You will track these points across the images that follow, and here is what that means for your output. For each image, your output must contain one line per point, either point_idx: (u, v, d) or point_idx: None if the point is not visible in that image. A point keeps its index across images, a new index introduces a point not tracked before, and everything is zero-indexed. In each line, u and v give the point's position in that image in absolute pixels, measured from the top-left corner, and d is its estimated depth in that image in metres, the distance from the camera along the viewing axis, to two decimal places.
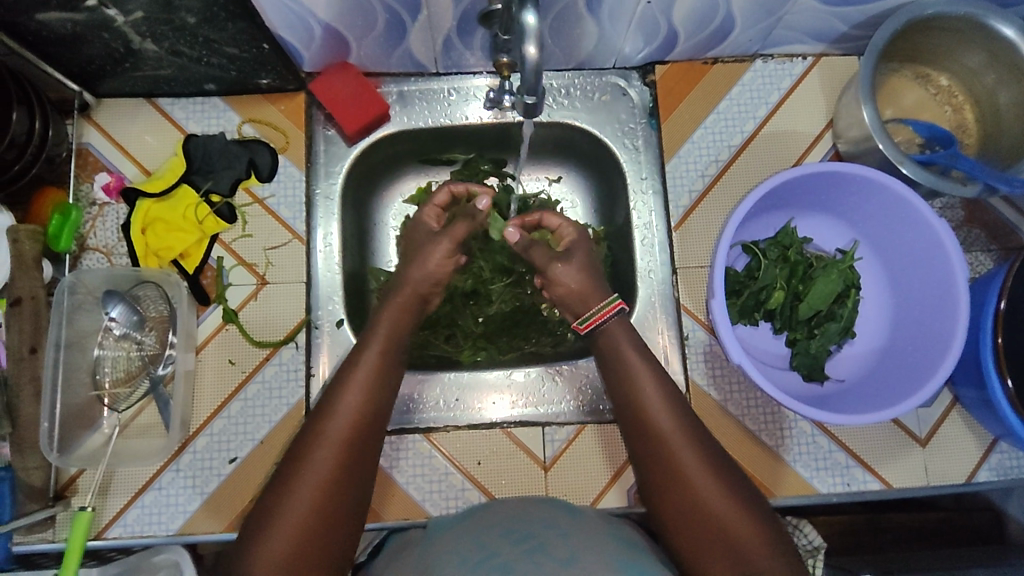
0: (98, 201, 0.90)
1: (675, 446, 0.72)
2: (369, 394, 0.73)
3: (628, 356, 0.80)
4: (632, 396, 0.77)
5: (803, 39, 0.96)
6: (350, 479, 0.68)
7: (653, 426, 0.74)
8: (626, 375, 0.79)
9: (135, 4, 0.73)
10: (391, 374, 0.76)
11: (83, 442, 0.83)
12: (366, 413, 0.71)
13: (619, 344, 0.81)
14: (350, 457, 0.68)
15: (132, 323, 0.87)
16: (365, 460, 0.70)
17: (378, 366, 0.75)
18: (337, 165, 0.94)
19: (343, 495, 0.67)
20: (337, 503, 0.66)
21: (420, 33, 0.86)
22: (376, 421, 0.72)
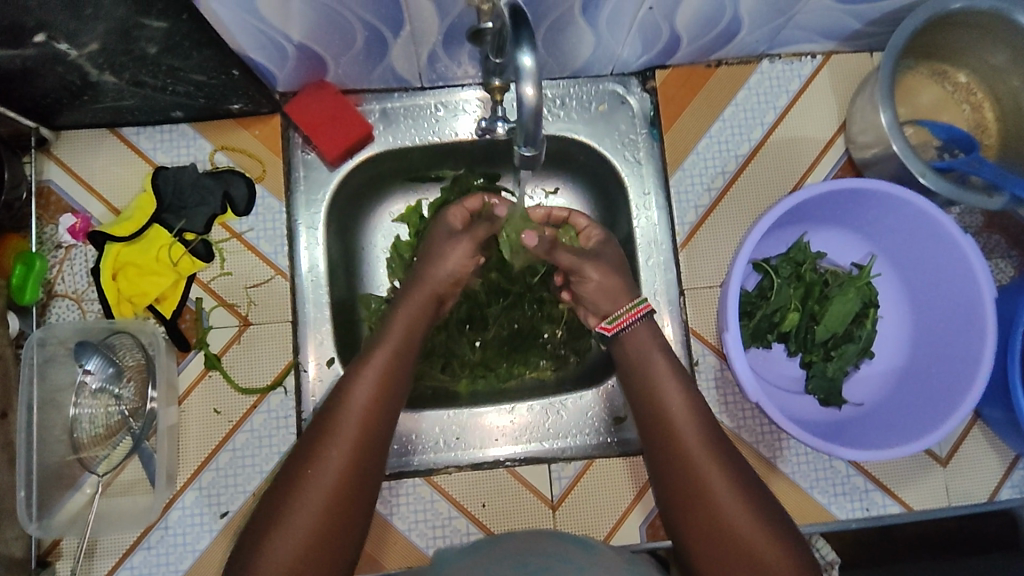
0: (63, 243, 0.84)
1: (692, 461, 0.69)
2: (368, 419, 0.68)
3: (649, 364, 0.77)
4: (651, 405, 0.74)
5: (813, 38, 0.89)
6: (348, 512, 0.64)
7: (672, 439, 0.71)
8: (644, 382, 0.76)
9: (89, 36, 0.66)
10: (393, 393, 0.71)
11: (63, 504, 0.78)
12: (365, 439, 0.67)
13: (644, 352, 0.78)
14: (346, 489, 0.64)
15: (109, 375, 0.81)
16: (364, 491, 0.66)
17: (378, 386, 0.70)
18: (318, 193, 0.88)
19: (339, 530, 0.63)
20: (332, 539, 0.63)
21: (403, 49, 0.79)
22: (376, 448, 0.67)
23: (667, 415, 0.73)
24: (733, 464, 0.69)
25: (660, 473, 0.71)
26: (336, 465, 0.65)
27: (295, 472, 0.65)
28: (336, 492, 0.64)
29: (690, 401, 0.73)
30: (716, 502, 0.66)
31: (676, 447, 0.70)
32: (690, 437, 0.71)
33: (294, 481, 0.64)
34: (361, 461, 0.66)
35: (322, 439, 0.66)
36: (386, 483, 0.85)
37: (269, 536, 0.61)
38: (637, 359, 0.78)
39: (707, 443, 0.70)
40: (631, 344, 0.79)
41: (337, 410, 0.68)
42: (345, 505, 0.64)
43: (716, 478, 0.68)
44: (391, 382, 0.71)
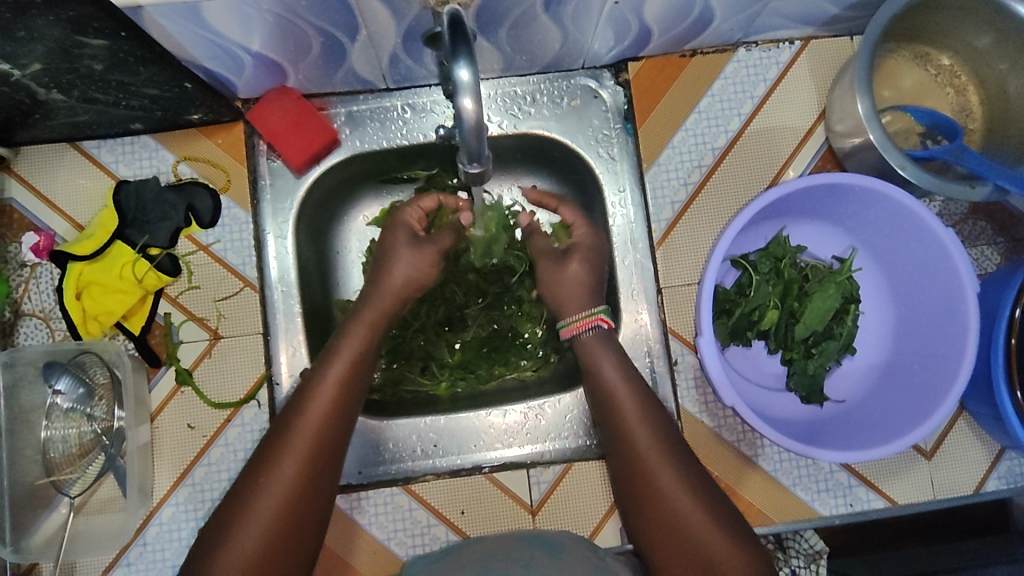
0: (28, 262, 0.82)
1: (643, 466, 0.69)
2: (319, 432, 0.68)
3: (601, 369, 0.76)
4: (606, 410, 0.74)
5: (790, 24, 0.86)
6: (302, 525, 0.65)
7: (624, 444, 0.71)
8: (597, 386, 0.76)
9: (29, 56, 0.64)
10: (348, 403, 0.70)
11: (40, 525, 0.78)
12: (317, 452, 0.67)
13: (595, 352, 0.77)
14: (300, 502, 0.65)
15: (80, 396, 0.80)
16: (318, 502, 0.66)
17: (332, 396, 0.69)
18: (285, 201, 0.86)
19: (293, 542, 0.64)
20: (286, 553, 0.63)
21: (361, 52, 0.77)
22: (330, 460, 0.67)
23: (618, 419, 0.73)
24: (684, 468, 0.69)
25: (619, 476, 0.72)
26: (288, 479, 0.65)
27: (247, 486, 0.65)
28: (289, 506, 0.64)
29: (644, 403, 0.73)
30: (664, 508, 0.67)
31: (627, 452, 0.71)
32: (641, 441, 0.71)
33: (246, 497, 0.64)
34: (315, 474, 0.66)
35: (274, 453, 0.66)
36: (363, 493, 0.85)
37: (219, 557, 0.61)
38: (589, 359, 0.77)
39: (656, 447, 0.70)
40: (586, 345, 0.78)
41: (290, 423, 0.67)
42: (298, 519, 0.64)
43: (667, 481, 0.68)
44: (346, 392, 0.70)
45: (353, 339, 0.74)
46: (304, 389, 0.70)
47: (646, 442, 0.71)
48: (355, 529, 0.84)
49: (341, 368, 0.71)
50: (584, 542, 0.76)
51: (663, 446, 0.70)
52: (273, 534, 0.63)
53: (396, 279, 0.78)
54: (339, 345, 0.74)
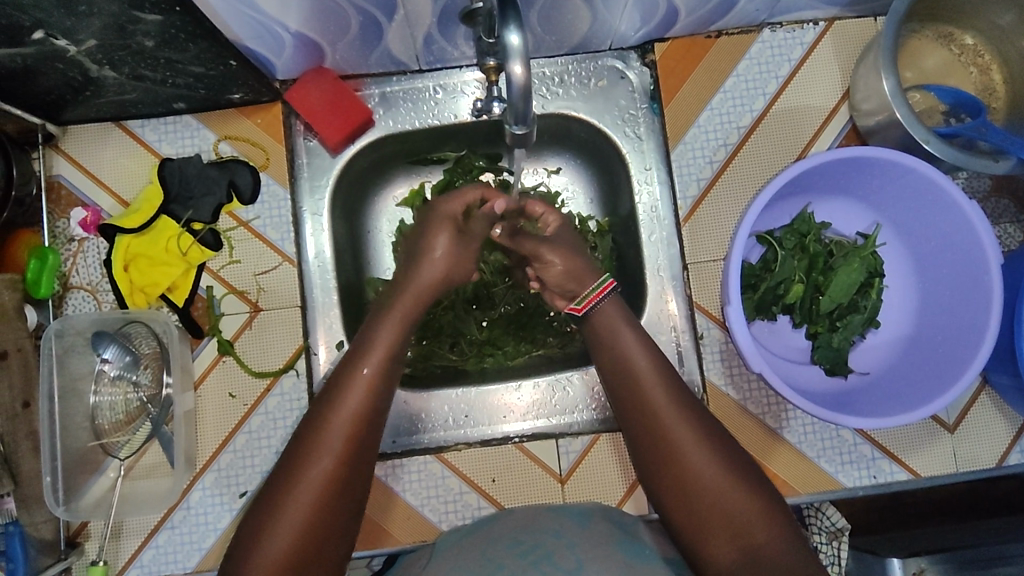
0: (76, 236, 0.86)
1: (668, 441, 0.68)
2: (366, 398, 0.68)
3: (625, 342, 0.76)
4: (620, 390, 0.74)
5: (815, 5, 0.88)
6: (346, 497, 0.65)
7: (649, 419, 0.70)
8: (614, 364, 0.75)
9: (86, 32, 0.67)
10: (387, 377, 0.71)
11: (90, 487, 0.82)
12: (361, 425, 0.67)
13: (614, 331, 0.77)
14: (346, 475, 0.65)
15: (126, 363, 0.84)
16: (362, 477, 0.67)
17: (376, 369, 0.70)
18: (322, 179, 0.89)
19: (340, 511, 0.64)
20: (333, 524, 0.64)
21: (398, 32, 0.79)
22: (371, 433, 0.68)
23: (636, 395, 0.72)
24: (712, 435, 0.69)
25: (637, 453, 0.71)
26: (335, 451, 0.65)
27: (295, 458, 0.65)
28: (336, 477, 0.64)
29: (664, 373, 0.73)
30: (695, 482, 0.67)
31: (654, 426, 0.70)
32: (662, 415, 0.70)
33: (294, 469, 0.64)
34: (358, 448, 0.66)
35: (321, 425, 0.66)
36: (397, 461, 0.87)
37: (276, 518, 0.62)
38: (607, 338, 0.77)
39: (680, 421, 0.69)
40: (599, 324, 0.79)
41: (336, 397, 0.68)
42: (344, 490, 0.65)
43: (694, 453, 0.68)
44: (387, 368, 0.71)
45: (390, 319, 0.76)
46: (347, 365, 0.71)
47: (674, 419, 0.70)
48: (390, 495, 0.86)
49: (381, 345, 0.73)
50: (614, 508, 0.78)
51: (691, 420, 0.70)
52: (321, 504, 0.63)
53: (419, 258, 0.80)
54: (376, 324, 0.75)
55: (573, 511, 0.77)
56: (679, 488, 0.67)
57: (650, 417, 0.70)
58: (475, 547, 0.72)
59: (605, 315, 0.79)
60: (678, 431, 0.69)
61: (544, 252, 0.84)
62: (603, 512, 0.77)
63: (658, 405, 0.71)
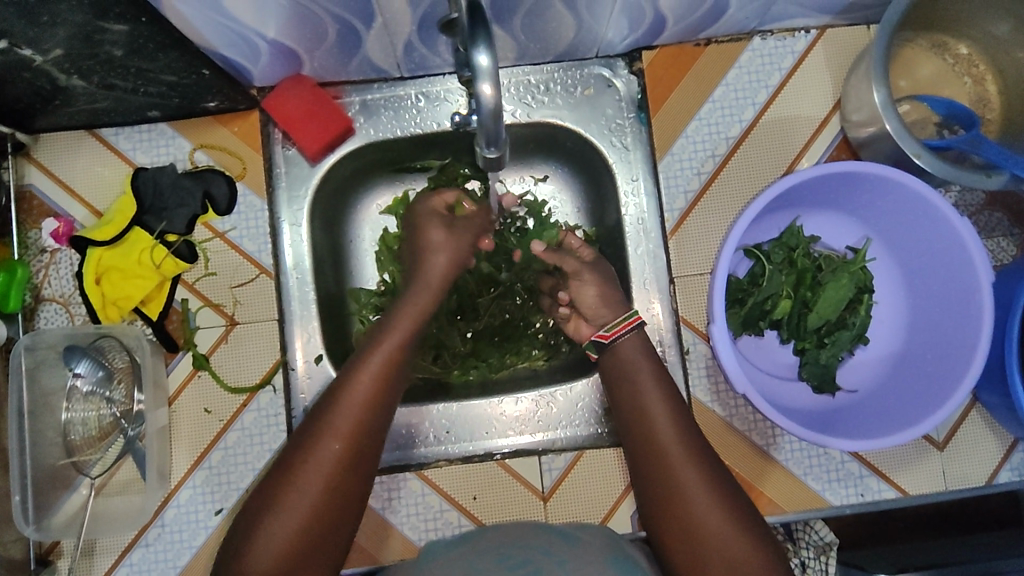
0: (48, 248, 0.84)
1: (670, 468, 0.69)
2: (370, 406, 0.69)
3: (627, 357, 0.78)
4: (629, 403, 0.75)
5: (806, 13, 0.86)
6: (332, 522, 0.65)
7: (645, 432, 0.72)
8: (626, 386, 0.76)
9: (51, 42, 0.65)
10: (386, 400, 0.70)
11: (62, 504, 0.80)
12: (353, 449, 0.67)
13: (624, 351, 0.78)
14: (333, 501, 0.65)
15: (99, 378, 0.82)
16: (353, 503, 0.67)
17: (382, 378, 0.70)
18: (300, 189, 0.87)
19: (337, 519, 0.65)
20: (316, 549, 0.64)
21: (377, 40, 0.77)
22: (365, 459, 0.67)
23: (643, 416, 0.73)
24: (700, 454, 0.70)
25: (638, 474, 0.72)
26: (321, 477, 0.65)
27: (282, 478, 0.65)
28: (321, 503, 0.64)
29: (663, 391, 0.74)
30: (681, 498, 0.68)
31: (649, 439, 0.72)
32: (667, 442, 0.71)
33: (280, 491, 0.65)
34: (349, 473, 0.66)
35: (310, 447, 0.66)
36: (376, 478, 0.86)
37: (274, 521, 0.63)
38: (620, 362, 0.78)
39: (682, 444, 0.71)
40: (616, 347, 0.79)
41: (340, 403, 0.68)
42: (331, 516, 0.65)
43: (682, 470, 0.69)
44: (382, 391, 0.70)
45: (393, 337, 0.74)
46: (341, 384, 0.70)
47: (676, 447, 0.70)
48: (369, 512, 0.85)
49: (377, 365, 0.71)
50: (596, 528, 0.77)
51: (682, 437, 0.71)
52: (303, 527, 0.63)
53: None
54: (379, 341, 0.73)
55: (554, 529, 0.75)
56: (672, 511, 0.68)
57: (655, 442, 0.71)
58: (462, 559, 0.71)
59: (621, 342, 0.79)
60: (681, 459, 0.70)
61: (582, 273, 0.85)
62: (584, 532, 0.75)
63: (664, 431, 0.71)
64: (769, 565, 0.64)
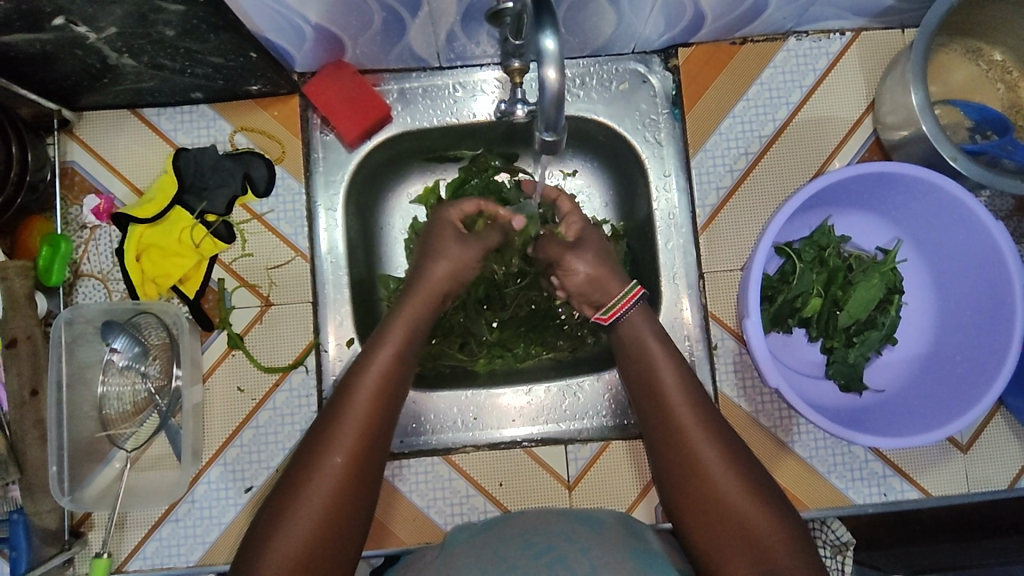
0: (88, 224, 0.85)
1: (696, 462, 0.68)
2: (381, 389, 0.69)
3: (642, 348, 0.76)
4: (646, 396, 0.74)
5: (843, 15, 0.87)
6: (349, 517, 0.64)
7: (666, 426, 0.71)
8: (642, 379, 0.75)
9: (107, 20, 0.66)
10: (393, 394, 0.70)
11: (95, 478, 0.81)
12: (364, 444, 0.66)
13: (640, 335, 0.77)
14: (346, 500, 0.64)
15: (135, 354, 0.83)
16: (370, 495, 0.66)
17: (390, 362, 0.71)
18: (337, 174, 0.88)
19: (359, 500, 0.65)
20: (339, 538, 0.63)
21: (420, 28, 0.78)
22: (378, 453, 0.67)
23: (665, 418, 0.71)
24: (725, 446, 0.70)
25: (660, 470, 0.71)
26: (334, 475, 0.64)
27: (296, 480, 0.64)
28: (335, 503, 0.63)
29: (681, 383, 0.73)
30: (710, 491, 0.67)
31: (670, 432, 0.71)
32: (691, 434, 0.70)
33: (294, 491, 0.64)
34: (361, 468, 0.65)
35: (325, 440, 0.65)
36: (404, 461, 0.87)
37: (299, 503, 0.62)
38: (633, 352, 0.77)
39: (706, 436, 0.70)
40: (631, 331, 0.78)
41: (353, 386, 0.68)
42: (349, 511, 0.64)
43: (710, 462, 0.68)
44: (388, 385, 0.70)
45: (400, 331, 0.74)
46: (348, 382, 0.69)
47: (699, 440, 0.69)
48: (395, 495, 0.86)
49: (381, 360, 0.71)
50: (622, 518, 0.77)
51: (706, 431, 0.70)
52: (328, 509, 0.63)
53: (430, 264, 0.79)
54: (388, 334, 0.73)
55: (582, 515, 0.76)
56: (698, 506, 0.68)
57: (679, 437, 0.70)
58: (486, 546, 0.72)
59: (633, 326, 0.78)
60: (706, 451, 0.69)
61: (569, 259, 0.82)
62: (611, 520, 0.76)
63: (686, 424, 0.71)
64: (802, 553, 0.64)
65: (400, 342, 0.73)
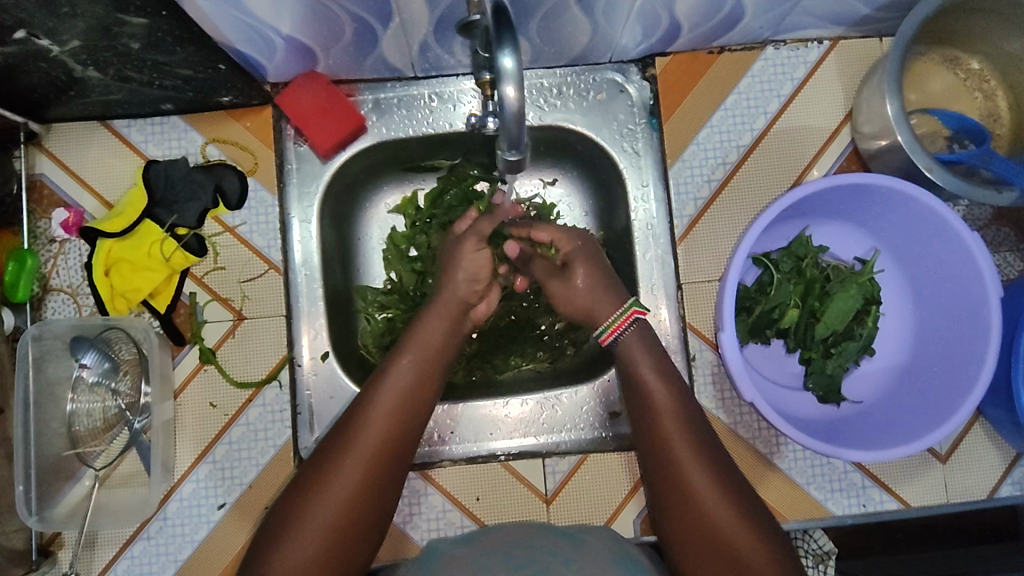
0: (57, 238, 0.84)
1: (690, 485, 0.67)
2: (409, 393, 0.68)
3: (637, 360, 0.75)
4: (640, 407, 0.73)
5: (820, 24, 0.86)
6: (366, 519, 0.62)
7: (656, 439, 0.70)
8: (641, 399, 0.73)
9: (69, 34, 0.65)
10: (409, 423, 0.67)
11: (64, 496, 0.80)
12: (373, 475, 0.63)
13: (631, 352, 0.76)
14: (368, 500, 0.62)
15: (105, 370, 0.82)
16: (371, 531, 0.63)
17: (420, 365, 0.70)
18: (311, 185, 0.87)
19: (379, 503, 0.63)
20: (352, 542, 0.61)
21: (392, 39, 0.77)
22: (387, 486, 0.64)
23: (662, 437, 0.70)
24: (714, 461, 0.68)
25: (653, 490, 0.70)
26: (358, 476, 0.62)
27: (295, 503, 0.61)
28: (357, 501, 0.62)
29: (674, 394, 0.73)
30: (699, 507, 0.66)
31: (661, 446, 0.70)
32: (686, 458, 0.68)
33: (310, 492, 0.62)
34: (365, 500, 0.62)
35: (353, 436, 0.64)
36: None
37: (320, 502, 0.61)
38: (635, 374, 0.74)
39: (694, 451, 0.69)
40: (632, 351, 0.76)
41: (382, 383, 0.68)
42: (347, 544, 0.61)
43: (698, 478, 0.67)
44: (404, 413, 0.67)
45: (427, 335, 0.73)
46: (373, 385, 0.68)
47: (696, 462, 0.68)
48: None
49: (397, 386, 0.68)
50: (600, 532, 0.76)
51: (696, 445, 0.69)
52: (349, 508, 0.61)
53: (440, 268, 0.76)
54: (416, 337, 0.73)
55: (560, 530, 0.75)
56: (689, 529, 0.66)
57: (670, 457, 0.68)
58: (463, 560, 0.70)
59: (635, 350, 0.76)
60: (700, 472, 0.67)
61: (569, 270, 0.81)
62: (588, 534, 0.75)
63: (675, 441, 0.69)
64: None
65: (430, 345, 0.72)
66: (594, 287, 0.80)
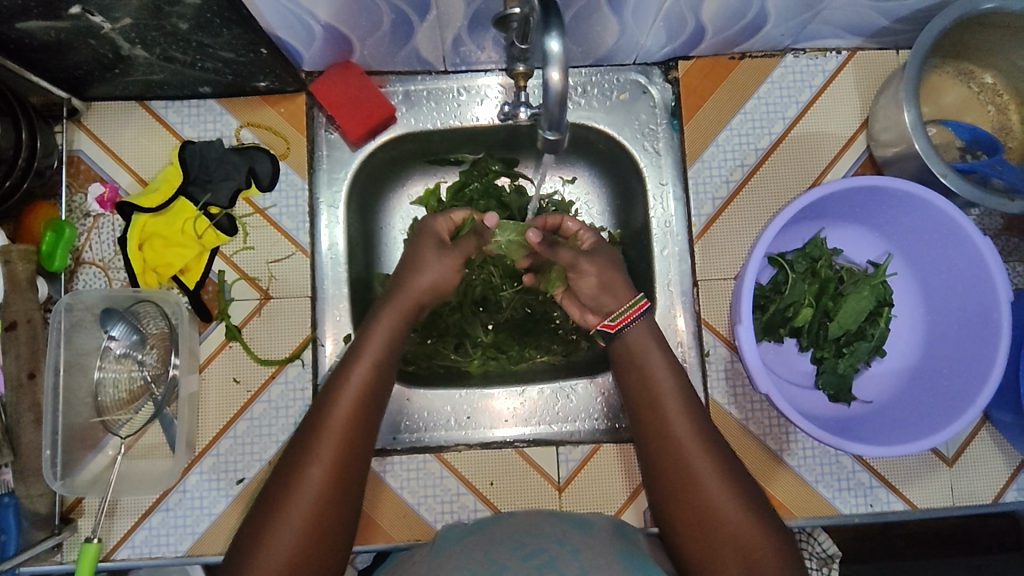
0: (92, 212, 0.86)
1: (689, 475, 0.69)
2: (375, 369, 0.72)
3: (649, 355, 0.77)
4: (642, 395, 0.75)
5: (839, 34, 0.89)
6: (350, 480, 0.66)
7: (654, 427, 0.73)
8: (633, 390, 0.76)
9: (122, 11, 0.67)
10: (376, 397, 0.71)
11: (87, 464, 0.81)
12: (341, 472, 0.65)
13: (646, 353, 0.77)
14: (348, 463, 0.66)
15: (133, 342, 0.84)
16: (356, 496, 0.66)
17: (382, 344, 0.74)
18: (340, 172, 0.89)
19: (358, 464, 0.67)
20: (342, 501, 0.65)
21: (428, 32, 0.79)
22: (362, 452, 0.68)
23: (660, 430, 0.72)
24: (715, 448, 0.71)
25: (654, 481, 0.72)
26: (335, 446, 0.66)
27: (263, 520, 0.63)
28: (338, 467, 0.65)
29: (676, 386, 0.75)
30: (692, 487, 0.68)
31: (657, 433, 0.72)
32: (687, 448, 0.70)
33: (294, 466, 0.65)
34: (328, 515, 0.64)
35: (326, 411, 0.68)
36: (398, 459, 0.88)
37: (301, 470, 0.64)
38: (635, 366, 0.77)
39: (699, 438, 0.71)
40: (631, 351, 0.78)
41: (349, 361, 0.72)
42: (338, 504, 0.64)
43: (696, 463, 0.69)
44: (376, 385, 0.71)
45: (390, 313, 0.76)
46: (343, 366, 0.72)
47: (698, 450, 0.70)
48: (388, 492, 0.87)
49: (357, 389, 0.69)
50: (611, 520, 0.78)
51: (697, 436, 0.71)
52: (333, 473, 0.65)
53: (429, 292, 0.79)
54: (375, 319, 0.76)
55: (572, 518, 0.77)
56: (685, 505, 0.68)
57: (673, 447, 0.71)
58: (478, 546, 0.71)
59: (638, 347, 0.78)
60: (697, 456, 0.70)
61: (581, 263, 0.81)
62: (600, 522, 0.77)
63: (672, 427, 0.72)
64: (780, 553, 0.65)
65: (392, 325, 0.75)
66: (612, 279, 0.82)
